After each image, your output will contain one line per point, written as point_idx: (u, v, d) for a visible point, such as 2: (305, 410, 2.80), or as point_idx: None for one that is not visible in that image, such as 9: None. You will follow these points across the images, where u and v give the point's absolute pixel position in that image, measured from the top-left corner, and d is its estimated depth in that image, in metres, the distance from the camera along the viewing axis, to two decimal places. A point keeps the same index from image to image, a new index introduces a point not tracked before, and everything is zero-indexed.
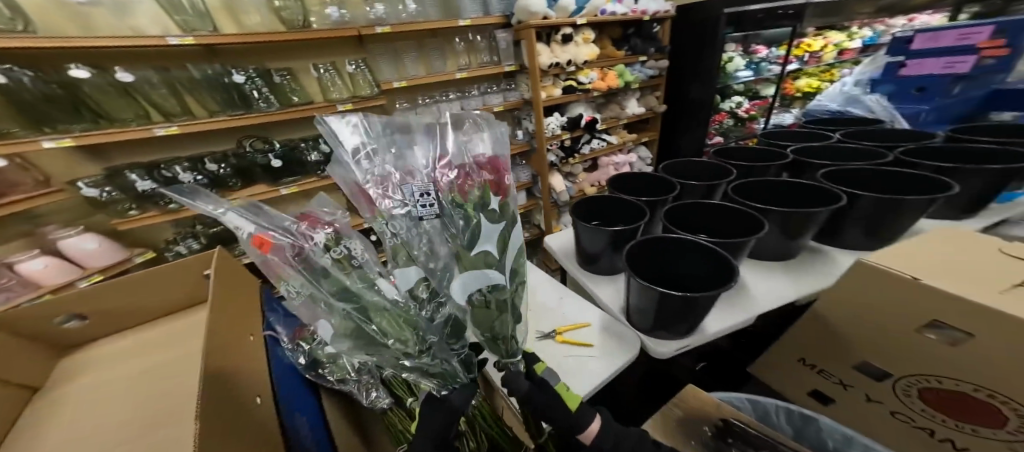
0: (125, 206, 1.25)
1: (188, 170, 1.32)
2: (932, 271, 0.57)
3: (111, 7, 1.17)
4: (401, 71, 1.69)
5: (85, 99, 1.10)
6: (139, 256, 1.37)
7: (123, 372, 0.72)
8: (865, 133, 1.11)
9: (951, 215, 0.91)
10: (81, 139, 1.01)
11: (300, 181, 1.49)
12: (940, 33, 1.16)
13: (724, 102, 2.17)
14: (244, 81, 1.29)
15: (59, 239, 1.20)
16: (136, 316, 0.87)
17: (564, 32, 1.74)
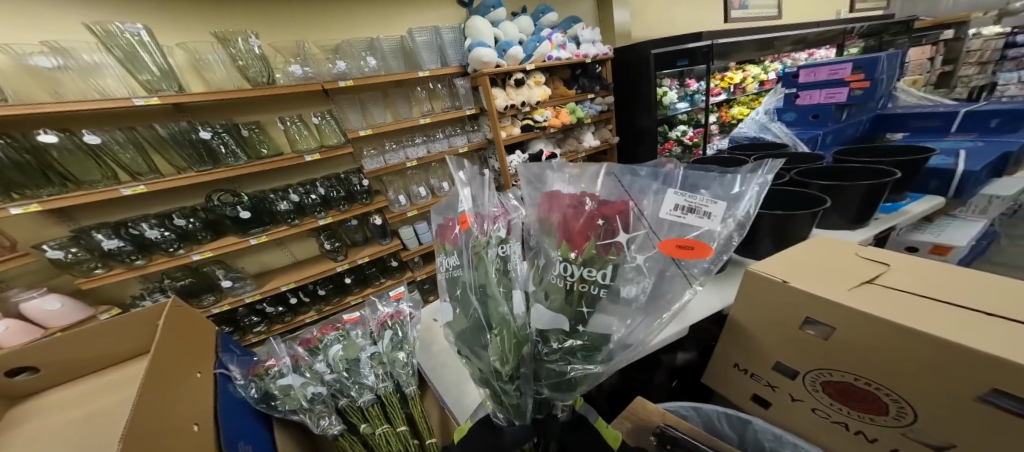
0: (90, 265, 1.28)
1: (155, 225, 1.36)
2: (800, 275, 0.63)
3: (79, 71, 1.20)
4: (369, 119, 1.83)
5: (53, 163, 1.14)
6: (104, 313, 1.37)
7: (65, 423, 0.73)
8: (775, 157, 1.27)
9: (847, 227, 1.01)
10: (49, 202, 1.06)
11: (269, 231, 1.55)
12: (817, 68, 1.41)
13: (670, 131, 2.39)
14: (211, 137, 1.35)
15: (20, 302, 1.20)
16: (98, 361, 0.87)
17: (517, 76, 1.93)
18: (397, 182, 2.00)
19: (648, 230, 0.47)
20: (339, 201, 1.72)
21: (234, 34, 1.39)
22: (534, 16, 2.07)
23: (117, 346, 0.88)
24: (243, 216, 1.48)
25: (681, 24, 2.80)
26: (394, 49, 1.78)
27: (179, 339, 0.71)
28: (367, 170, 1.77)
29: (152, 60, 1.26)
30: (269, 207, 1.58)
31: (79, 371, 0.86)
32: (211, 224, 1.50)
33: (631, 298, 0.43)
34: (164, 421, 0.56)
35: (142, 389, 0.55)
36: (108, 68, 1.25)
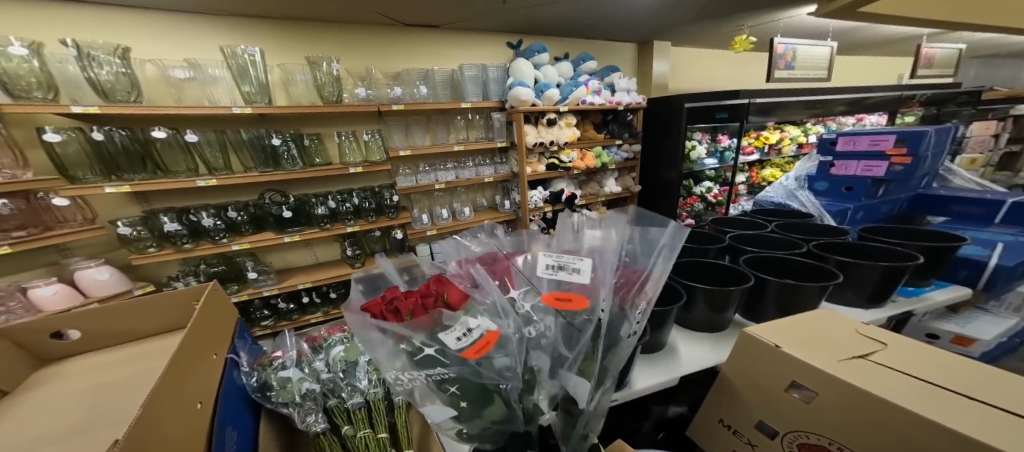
0: (145, 243, 1.47)
1: (211, 215, 1.55)
2: (792, 341, 0.63)
3: (199, 80, 1.37)
4: (410, 140, 2.00)
5: (152, 153, 1.34)
6: (139, 289, 1.54)
7: (86, 384, 0.85)
8: (794, 226, 1.26)
9: (854, 304, 0.99)
10: (138, 186, 1.25)
11: (302, 231, 1.70)
12: (857, 138, 1.38)
13: (696, 186, 2.39)
14: (281, 144, 1.55)
15: (79, 269, 1.40)
16: (126, 333, 1.00)
17: (549, 116, 2.05)
18: (423, 203, 2.13)
19: (531, 286, 0.56)
20: (368, 212, 1.86)
21: (321, 59, 1.58)
22: (574, 62, 2.19)
23: (144, 323, 1.01)
24: (284, 214, 1.65)
25: (720, 79, 2.85)
26: (444, 81, 1.96)
27: (207, 321, 0.84)
28: (399, 187, 1.92)
29: (257, 76, 1.41)
30: (308, 209, 1.75)
31: (106, 341, 0.99)
32: (255, 219, 1.70)
33: (541, 336, 0.49)
34: (176, 395, 0.64)
35: (167, 368, 0.64)
36: (222, 81, 1.42)
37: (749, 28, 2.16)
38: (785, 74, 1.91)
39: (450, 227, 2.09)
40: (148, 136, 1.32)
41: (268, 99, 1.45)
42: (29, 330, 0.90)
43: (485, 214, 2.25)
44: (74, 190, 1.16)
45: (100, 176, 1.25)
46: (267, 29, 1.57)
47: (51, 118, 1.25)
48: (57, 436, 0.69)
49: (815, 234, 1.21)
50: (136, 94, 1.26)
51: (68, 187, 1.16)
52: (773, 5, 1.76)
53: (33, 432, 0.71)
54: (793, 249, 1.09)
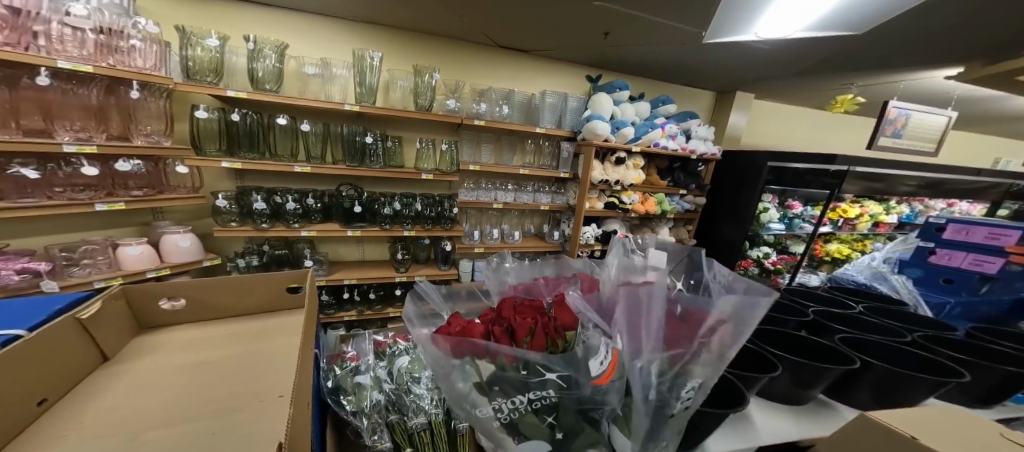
0: (229, 218, 1.51)
1: (295, 200, 1.59)
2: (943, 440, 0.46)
3: (322, 77, 1.50)
4: (477, 157, 2.02)
5: (268, 136, 1.43)
6: (208, 261, 1.42)
7: (182, 358, 0.80)
8: (887, 311, 1.19)
9: (959, 401, 0.92)
10: (247, 165, 1.30)
11: (364, 228, 1.69)
12: (972, 227, 1.32)
13: (752, 249, 2.34)
14: (372, 142, 1.60)
15: (165, 233, 1.34)
16: (222, 309, 1.01)
17: (619, 155, 2.07)
18: (474, 218, 2.12)
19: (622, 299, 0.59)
20: (426, 219, 1.83)
21: (426, 70, 1.67)
22: (653, 103, 2.21)
23: (241, 300, 1.03)
24: (355, 209, 1.69)
25: (788, 141, 2.82)
26: (522, 104, 2.01)
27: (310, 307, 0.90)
28: (459, 199, 1.94)
29: (369, 78, 1.52)
30: (375, 207, 1.76)
31: (201, 315, 0.98)
32: (325, 209, 1.72)
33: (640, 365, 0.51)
34: (301, 388, 0.61)
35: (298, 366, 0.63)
36: (341, 79, 1.54)
37: (856, 87, 2.21)
38: (891, 141, 1.87)
39: (499, 247, 2.07)
40: (272, 122, 1.45)
41: (373, 101, 1.55)
42: (142, 291, 0.90)
43: (532, 241, 2.23)
44: (195, 161, 1.24)
45: (220, 152, 1.34)
46: (391, 37, 1.69)
47: (201, 98, 1.41)
48: (174, 398, 0.66)
49: (915, 324, 1.13)
50: (278, 83, 1.39)
51: (191, 158, 1.24)
52: (888, 65, 1.74)
53: (137, 401, 0.65)
54: (893, 336, 1.01)
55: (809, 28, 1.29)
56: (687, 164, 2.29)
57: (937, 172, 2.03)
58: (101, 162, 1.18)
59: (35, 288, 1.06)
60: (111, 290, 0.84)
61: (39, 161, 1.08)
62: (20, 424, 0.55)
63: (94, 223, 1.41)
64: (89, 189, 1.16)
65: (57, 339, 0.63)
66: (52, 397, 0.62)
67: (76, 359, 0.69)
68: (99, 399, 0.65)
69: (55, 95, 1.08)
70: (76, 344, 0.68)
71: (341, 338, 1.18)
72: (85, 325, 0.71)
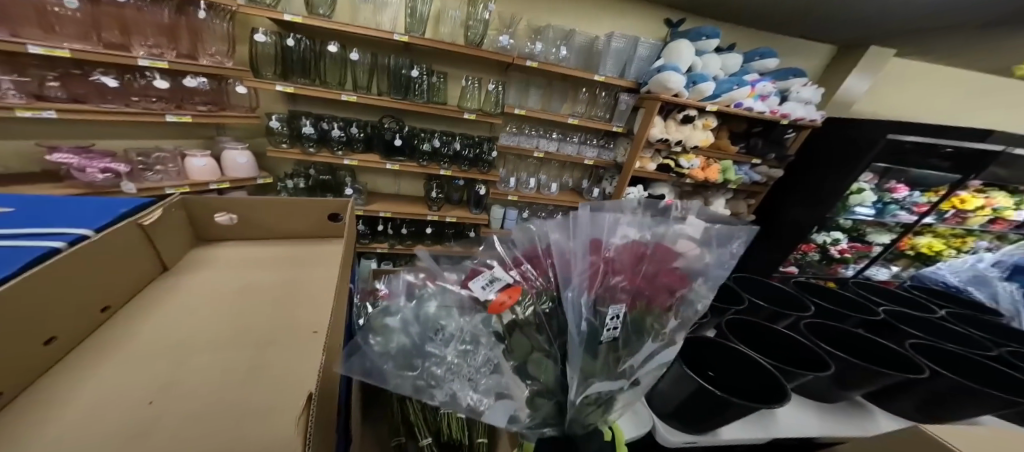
0: (280, 139, 1.56)
1: (341, 127, 1.57)
2: None
3: (375, 4, 1.45)
4: (524, 101, 1.90)
5: (321, 65, 1.46)
6: (260, 180, 1.54)
7: (232, 279, 0.88)
8: (974, 321, 1.03)
9: None
10: (300, 90, 1.34)
11: (403, 162, 1.66)
12: None
13: (819, 233, 2.10)
14: (418, 76, 1.54)
15: (227, 148, 1.45)
16: (271, 230, 1.12)
17: (689, 112, 1.84)
18: (511, 164, 2.04)
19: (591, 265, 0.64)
20: (464, 161, 1.78)
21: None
22: (748, 55, 1.89)
23: (289, 224, 1.13)
24: (395, 142, 1.63)
25: (902, 112, 2.34)
26: (583, 48, 1.83)
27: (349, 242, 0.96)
28: (499, 143, 1.84)
29: (420, 8, 1.45)
30: (415, 142, 1.70)
31: (250, 231, 1.09)
32: (368, 139, 1.69)
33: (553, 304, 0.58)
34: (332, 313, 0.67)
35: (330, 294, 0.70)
36: (392, 7, 1.49)
37: None
38: None
39: (533, 197, 2.01)
40: (324, 50, 1.43)
41: (422, 31, 1.49)
42: (202, 204, 1.00)
43: (568, 195, 2.14)
44: (253, 82, 1.29)
45: (274, 76, 1.39)
46: None
47: (260, 21, 1.44)
48: (224, 309, 0.76)
49: (1007, 339, 0.98)
50: (331, 9, 1.37)
51: (250, 79, 1.29)
52: None
53: (186, 310, 0.73)
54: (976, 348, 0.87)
55: None
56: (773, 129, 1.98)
57: None
58: (171, 76, 1.27)
59: (116, 188, 1.20)
60: (172, 200, 0.93)
61: (118, 72, 1.18)
62: (93, 324, 0.63)
63: (166, 133, 1.50)
64: (163, 102, 1.27)
65: (126, 240, 0.72)
66: (116, 304, 0.70)
67: (138, 262, 0.77)
68: (161, 304, 0.74)
69: (131, 11, 1.13)
70: (140, 250, 0.78)
71: (374, 273, 1.22)
72: (147, 232, 0.80)
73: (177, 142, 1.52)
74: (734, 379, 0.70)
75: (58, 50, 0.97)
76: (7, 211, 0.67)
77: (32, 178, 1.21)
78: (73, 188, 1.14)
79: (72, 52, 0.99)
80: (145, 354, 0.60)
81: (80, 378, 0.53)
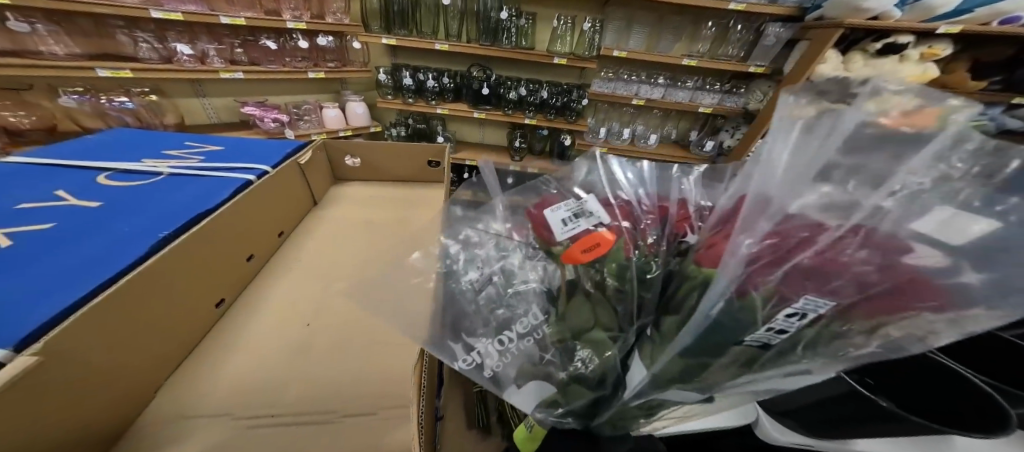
0: (386, 92, 1.72)
1: (434, 78, 1.65)
2: None
3: None
4: (622, 44, 1.61)
5: (416, 12, 1.55)
6: (372, 128, 1.80)
7: (358, 215, 1.06)
8: None
9: None
10: (400, 41, 1.43)
11: (489, 111, 1.67)
12: None
13: None
14: (507, 18, 1.50)
15: (350, 101, 1.74)
16: (384, 173, 1.29)
17: (897, 38, 1.31)
18: (603, 113, 1.85)
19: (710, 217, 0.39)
20: (550, 109, 1.69)
21: None
22: None
23: (394, 168, 1.28)
24: (482, 91, 1.63)
25: None
26: None
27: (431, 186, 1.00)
28: (593, 91, 1.65)
29: None
30: (502, 91, 1.68)
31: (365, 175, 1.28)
32: (458, 89, 1.74)
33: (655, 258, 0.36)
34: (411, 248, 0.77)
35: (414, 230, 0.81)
36: None
37: None
38: None
39: (626, 151, 1.80)
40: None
41: None
42: (336, 147, 1.20)
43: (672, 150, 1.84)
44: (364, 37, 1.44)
45: (380, 30, 1.54)
46: None
47: None
48: (353, 241, 0.91)
49: None
50: None
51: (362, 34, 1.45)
52: None
53: (326, 238, 0.92)
54: None
55: None
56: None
57: None
58: (308, 38, 1.52)
59: (281, 134, 1.56)
60: (318, 143, 1.14)
61: (275, 36, 1.47)
62: (271, 244, 0.82)
63: (310, 87, 1.85)
64: (307, 60, 1.56)
65: (289, 174, 0.91)
66: (286, 231, 0.90)
67: (297, 194, 0.97)
68: (310, 232, 0.94)
69: None
70: (298, 185, 0.98)
71: None
72: (302, 168, 0.99)
73: (317, 94, 1.86)
74: None
75: (238, 19, 1.25)
76: (220, 148, 0.89)
77: (233, 126, 1.67)
78: (257, 134, 1.52)
79: (247, 20, 1.27)
80: (305, 268, 0.79)
81: (270, 280, 0.75)
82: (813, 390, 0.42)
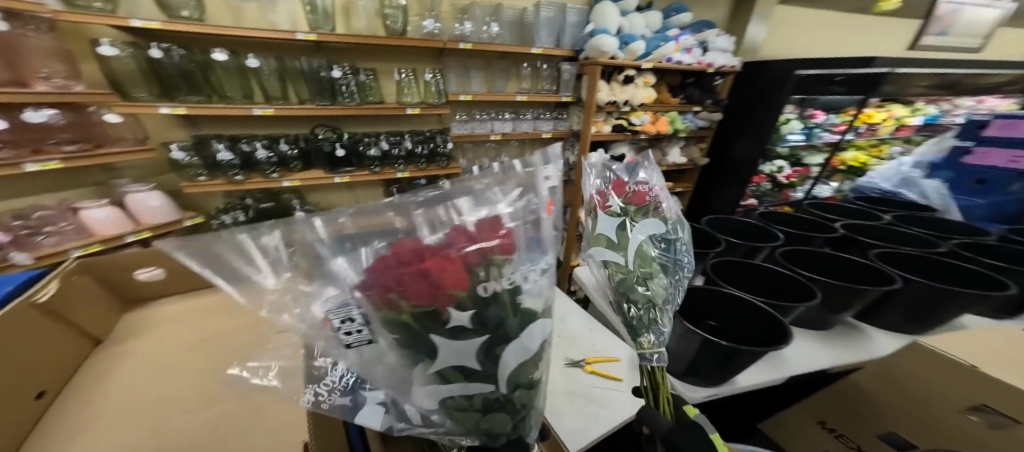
0: (196, 171, 1.34)
1: (264, 147, 1.39)
2: (1003, 362, 0.56)
3: (264, 4, 1.44)
4: (466, 85, 1.81)
5: (209, 74, 1.34)
6: (188, 220, 1.37)
7: (177, 338, 0.85)
8: (917, 219, 1.14)
9: (997, 315, 0.93)
10: (194, 109, 1.22)
11: (353, 173, 1.55)
12: (1019, 122, 1.23)
13: (766, 165, 2.24)
14: (340, 76, 1.46)
15: (129, 192, 1.25)
16: (200, 279, 1.06)
17: (627, 73, 1.88)
18: (471, 153, 1.96)
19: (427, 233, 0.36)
20: (419, 159, 1.68)
21: None
22: (665, 11, 1.98)
23: None
24: (337, 153, 1.49)
25: (809, 49, 2.58)
26: (514, 21, 1.79)
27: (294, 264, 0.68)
28: (453, 133, 1.78)
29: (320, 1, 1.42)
30: (360, 149, 1.56)
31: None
32: (304, 155, 1.53)
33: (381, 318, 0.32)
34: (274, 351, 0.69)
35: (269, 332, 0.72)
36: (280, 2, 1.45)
37: None
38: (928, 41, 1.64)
39: None
40: (207, 58, 1.32)
41: (330, 27, 1.46)
42: (112, 267, 0.89)
43: None
44: (127, 107, 1.14)
45: (148, 96, 1.26)
46: None
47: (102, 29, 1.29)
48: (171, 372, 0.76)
49: (944, 231, 1.09)
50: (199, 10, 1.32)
51: (120, 103, 1.13)
52: None
53: (134, 381, 0.72)
54: (926, 248, 0.97)
55: None
56: (700, 79, 2.14)
57: (975, 71, 1.81)
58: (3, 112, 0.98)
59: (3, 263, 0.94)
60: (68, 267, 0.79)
61: None
62: (25, 412, 0.60)
63: (46, 184, 1.27)
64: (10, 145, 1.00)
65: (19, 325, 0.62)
66: (50, 389, 0.67)
67: (49, 340, 0.69)
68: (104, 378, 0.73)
69: None
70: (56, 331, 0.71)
71: None
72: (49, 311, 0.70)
73: (61, 192, 1.29)
74: (733, 323, 0.75)
75: None
76: None
77: None
78: None
79: None
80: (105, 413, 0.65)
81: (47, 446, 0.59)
82: (687, 342, 0.68)
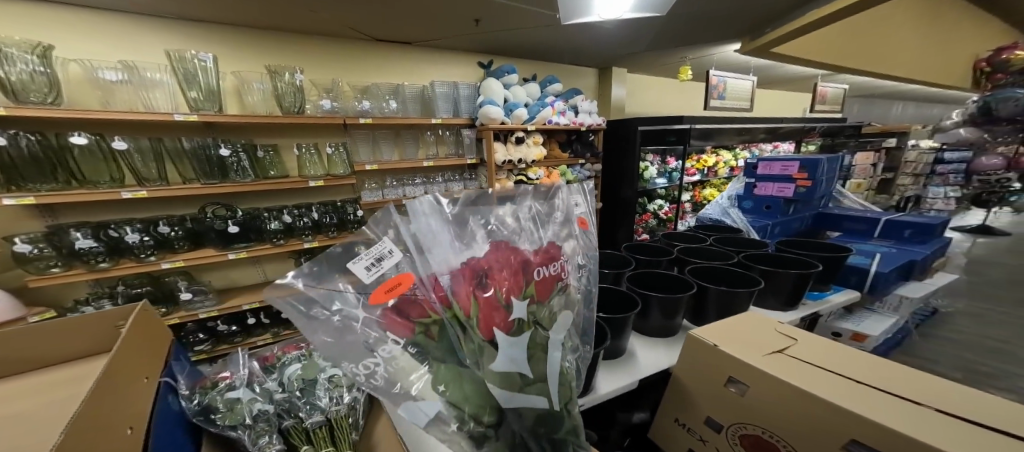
0: (48, 263, 1.23)
1: (137, 230, 1.35)
2: (737, 342, 0.77)
3: (136, 84, 1.43)
4: (376, 153, 1.98)
5: (66, 161, 1.31)
6: (35, 316, 1.24)
7: None
8: (728, 239, 1.49)
9: (784, 309, 1.14)
10: (43, 197, 1.18)
11: (250, 248, 1.54)
12: (773, 163, 1.72)
13: (649, 204, 2.69)
14: (230, 154, 1.52)
15: None
16: None
17: (517, 134, 2.18)
18: None
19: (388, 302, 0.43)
20: (328, 228, 1.73)
21: (282, 69, 1.62)
22: (542, 84, 2.39)
23: None
24: (231, 229, 1.49)
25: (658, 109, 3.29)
26: (415, 96, 2.00)
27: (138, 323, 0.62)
28: (363, 201, 1.87)
29: (204, 81, 1.48)
30: (257, 224, 1.58)
31: None
32: (192, 235, 1.49)
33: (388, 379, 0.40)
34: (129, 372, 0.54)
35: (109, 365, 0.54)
36: (161, 86, 1.49)
37: (692, 61, 2.50)
38: (717, 103, 2.22)
39: None
40: (65, 143, 1.30)
41: (215, 107, 1.52)
42: None
43: None
44: None
45: None
46: (222, 36, 1.61)
47: None
48: None
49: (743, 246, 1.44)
50: (52, 95, 1.29)
51: None
52: (704, 45, 2.09)
53: None
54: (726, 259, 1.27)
55: (633, 8, 1.42)
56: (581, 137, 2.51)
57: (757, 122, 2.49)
58: None
59: None
60: None
61: None
62: None
63: None
64: None
65: None
66: None
67: None
68: None
69: None
70: None
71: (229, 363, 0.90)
72: None
73: None
74: None
75: None
76: None
77: None
78: None
79: None
80: None
81: None
82: None
